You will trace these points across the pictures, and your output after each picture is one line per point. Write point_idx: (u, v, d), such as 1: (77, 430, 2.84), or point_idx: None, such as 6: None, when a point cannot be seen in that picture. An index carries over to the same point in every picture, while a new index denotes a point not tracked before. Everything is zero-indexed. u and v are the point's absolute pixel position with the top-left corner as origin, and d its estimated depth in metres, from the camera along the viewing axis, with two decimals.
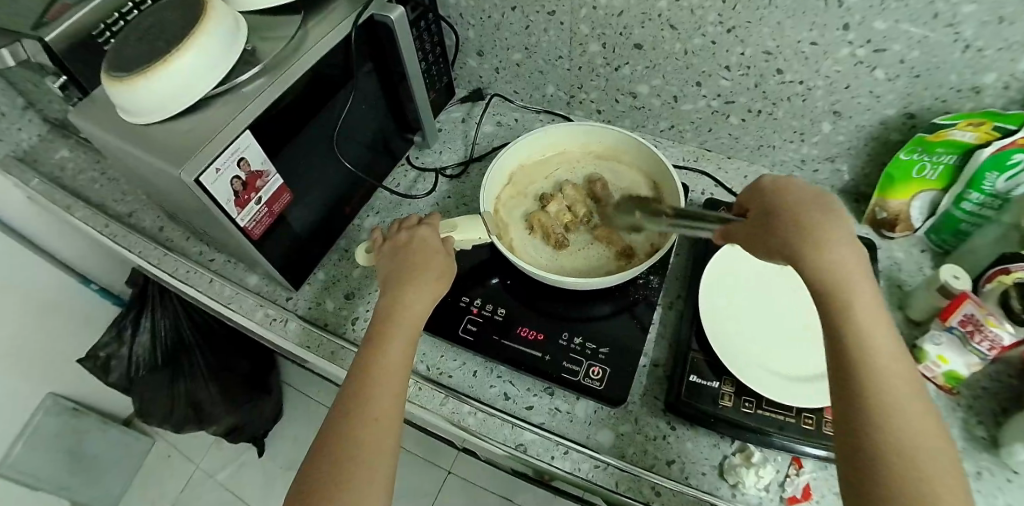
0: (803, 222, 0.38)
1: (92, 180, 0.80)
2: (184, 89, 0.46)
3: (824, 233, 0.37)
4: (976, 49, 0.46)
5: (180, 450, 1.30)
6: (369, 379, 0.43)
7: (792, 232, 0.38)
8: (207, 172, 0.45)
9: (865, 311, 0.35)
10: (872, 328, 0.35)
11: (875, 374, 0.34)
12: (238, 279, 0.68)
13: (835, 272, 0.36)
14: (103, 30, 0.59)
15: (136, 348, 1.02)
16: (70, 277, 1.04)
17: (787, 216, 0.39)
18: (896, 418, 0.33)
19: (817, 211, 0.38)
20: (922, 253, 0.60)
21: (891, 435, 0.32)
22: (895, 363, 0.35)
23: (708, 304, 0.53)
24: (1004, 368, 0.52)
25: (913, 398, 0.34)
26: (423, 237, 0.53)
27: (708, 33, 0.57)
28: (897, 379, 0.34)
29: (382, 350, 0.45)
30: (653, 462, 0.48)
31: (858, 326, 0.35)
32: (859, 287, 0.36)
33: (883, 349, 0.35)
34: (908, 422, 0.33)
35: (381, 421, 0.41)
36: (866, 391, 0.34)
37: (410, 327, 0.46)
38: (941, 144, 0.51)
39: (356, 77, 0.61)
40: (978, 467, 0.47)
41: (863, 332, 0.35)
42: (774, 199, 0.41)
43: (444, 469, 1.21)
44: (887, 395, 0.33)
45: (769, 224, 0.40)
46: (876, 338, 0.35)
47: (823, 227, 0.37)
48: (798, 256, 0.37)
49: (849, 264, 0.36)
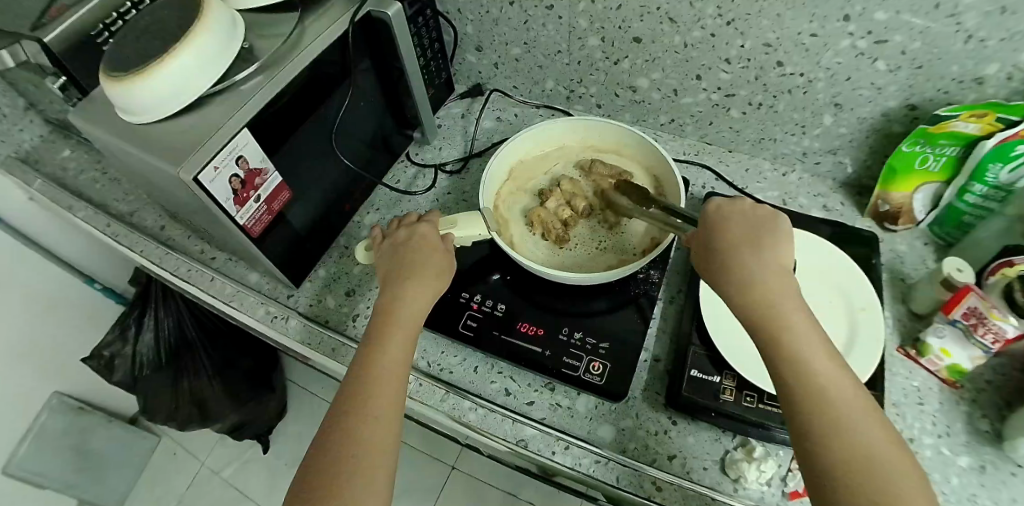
0: (731, 262, 0.41)
1: (94, 179, 0.80)
2: (183, 83, 0.46)
3: (748, 271, 0.40)
4: (978, 39, 0.46)
5: (185, 447, 1.31)
6: (362, 380, 0.43)
7: (727, 262, 0.41)
8: (204, 170, 0.45)
9: (802, 330, 0.37)
10: (808, 343, 0.36)
11: (817, 393, 0.34)
12: (239, 277, 0.68)
13: (762, 303, 0.38)
14: (102, 31, 0.60)
15: (139, 347, 1.02)
16: (75, 277, 1.05)
17: (719, 253, 0.42)
18: (843, 427, 0.33)
19: (747, 245, 0.41)
20: (926, 246, 0.59)
21: (840, 453, 0.33)
22: (835, 377, 0.35)
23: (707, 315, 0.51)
24: (1007, 362, 0.51)
25: (862, 411, 0.34)
26: (423, 234, 0.52)
27: (708, 26, 0.56)
28: (839, 391, 0.35)
29: (375, 352, 0.44)
30: (654, 457, 0.48)
31: (797, 343, 0.36)
32: (791, 311, 0.38)
33: (821, 363, 0.36)
34: (853, 434, 0.33)
35: (381, 418, 0.41)
36: (809, 412, 0.34)
37: (411, 325, 0.46)
38: (944, 136, 0.50)
39: (354, 74, 0.60)
40: (981, 461, 0.47)
41: (802, 356, 0.36)
42: (716, 229, 0.43)
43: (449, 465, 1.22)
44: (833, 410, 0.34)
45: (711, 260, 0.42)
46: (815, 360, 0.36)
47: (744, 263, 0.40)
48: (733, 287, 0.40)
49: (775, 292, 0.38)
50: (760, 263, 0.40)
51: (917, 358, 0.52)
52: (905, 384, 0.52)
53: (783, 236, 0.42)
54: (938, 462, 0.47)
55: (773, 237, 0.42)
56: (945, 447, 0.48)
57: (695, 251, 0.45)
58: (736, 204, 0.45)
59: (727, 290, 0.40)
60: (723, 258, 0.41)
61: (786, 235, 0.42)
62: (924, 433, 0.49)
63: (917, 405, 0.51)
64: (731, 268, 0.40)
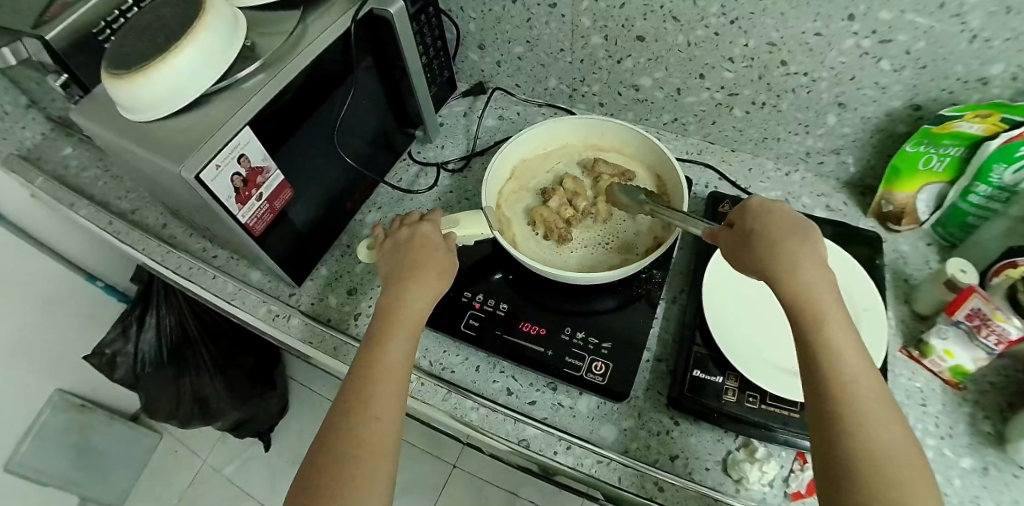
0: (774, 250, 0.40)
1: (95, 177, 0.80)
2: (188, 80, 0.47)
3: (790, 261, 0.39)
4: (983, 39, 0.45)
5: (187, 446, 1.31)
6: (373, 376, 0.43)
7: (766, 256, 0.40)
8: (207, 169, 0.45)
9: (839, 328, 0.37)
10: (843, 341, 0.36)
11: (846, 385, 0.34)
12: (240, 275, 0.68)
13: (802, 291, 0.38)
14: (104, 27, 0.60)
15: (140, 344, 1.02)
16: (78, 275, 1.06)
17: (762, 239, 0.41)
18: (866, 428, 0.33)
19: (790, 239, 0.41)
20: (928, 246, 0.59)
21: (863, 445, 0.33)
22: (865, 372, 0.35)
23: (710, 317, 0.51)
24: (1010, 363, 0.51)
25: (887, 409, 0.34)
26: (423, 233, 0.52)
27: (712, 25, 0.56)
28: (866, 392, 0.34)
29: (386, 348, 0.44)
30: (656, 458, 0.48)
31: (831, 341, 0.36)
32: (830, 305, 0.38)
33: (855, 365, 0.35)
34: (876, 429, 0.33)
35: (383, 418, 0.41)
36: (837, 407, 0.34)
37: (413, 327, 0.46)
38: (947, 136, 0.50)
39: (356, 72, 0.60)
40: (984, 463, 0.47)
41: (836, 348, 0.36)
42: (757, 222, 0.43)
43: (449, 463, 1.22)
44: (858, 406, 0.34)
45: (747, 253, 0.42)
46: (848, 352, 0.36)
47: (791, 254, 0.39)
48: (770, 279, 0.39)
49: (814, 284, 0.38)
50: (803, 258, 0.39)
51: (920, 359, 0.52)
52: (907, 385, 0.52)
53: (822, 235, 0.42)
54: (941, 463, 0.47)
55: (814, 236, 0.41)
56: (948, 449, 0.48)
57: (727, 244, 0.44)
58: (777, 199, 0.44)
59: (766, 276, 0.40)
60: (767, 245, 0.41)
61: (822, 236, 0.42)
62: (927, 434, 0.49)
63: (919, 406, 0.51)
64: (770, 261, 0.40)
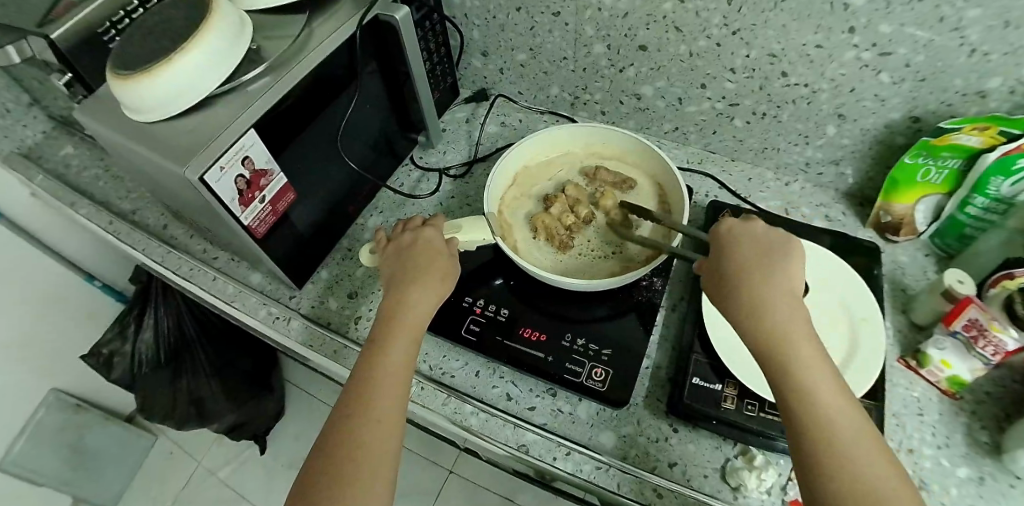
0: (745, 285, 0.41)
1: (97, 177, 0.80)
2: (196, 81, 0.47)
3: (759, 296, 0.40)
4: (981, 53, 0.46)
5: (182, 447, 1.30)
6: (374, 378, 0.43)
7: (736, 292, 0.41)
8: (210, 171, 0.45)
9: (807, 356, 0.37)
10: (815, 366, 0.37)
11: (819, 406, 0.35)
12: (241, 277, 0.68)
13: (773, 323, 0.39)
14: (109, 27, 0.60)
15: (140, 346, 1.01)
16: (74, 274, 1.04)
17: (733, 274, 0.42)
18: (842, 450, 0.34)
19: (759, 269, 0.41)
20: (926, 257, 0.60)
21: (840, 470, 0.33)
22: (835, 395, 0.36)
23: (710, 325, 0.51)
24: (1007, 373, 0.52)
25: (861, 427, 0.35)
26: (428, 237, 0.52)
27: (713, 35, 0.57)
28: (841, 412, 0.35)
29: (387, 351, 0.45)
30: (655, 464, 0.49)
31: (801, 368, 0.37)
32: (801, 337, 0.38)
33: (826, 391, 0.36)
34: (851, 450, 0.34)
35: (382, 421, 0.41)
36: (814, 432, 0.35)
37: (411, 330, 0.46)
38: (946, 148, 0.51)
39: (360, 76, 0.61)
40: (980, 472, 0.47)
41: (808, 377, 0.36)
42: (727, 254, 0.44)
43: (445, 468, 1.22)
44: (835, 431, 0.34)
45: (721, 286, 0.42)
46: (819, 379, 0.37)
47: (758, 285, 0.40)
48: (738, 311, 0.40)
49: (788, 319, 0.39)
50: (771, 289, 0.40)
51: (917, 369, 0.53)
52: (904, 394, 0.52)
53: (794, 256, 0.43)
54: (938, 473, 0.48)
55: (783, 262, 0.42)
56: (944, 458, 0.48)
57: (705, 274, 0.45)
58: (752, 227, 0.45)
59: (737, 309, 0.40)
60: (738, 278, 0.41)
61: (792, 260, 0.42)
62: (924, 444, 0.49)
63: (916, 416, 0.51)
64: (739, 298, 0.40)
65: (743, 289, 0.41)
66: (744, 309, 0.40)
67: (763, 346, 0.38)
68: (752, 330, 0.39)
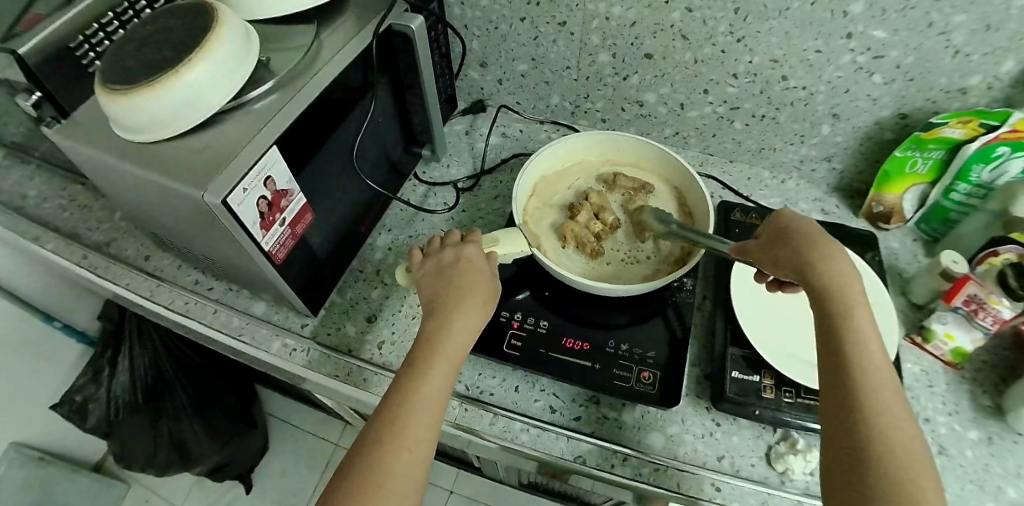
0: (815, 243, 0.40)
1: (61, 208, 0.72)
2: (202, 98, 0.44)
3: (828, 258, 0.39)
4: (965, 54, 0.51)
5: (159, 493, 1.18)
6: (409, 404, 0.41)
7: (805, 249, 0.40)
8: (233, 192, 0.42)
9: (865, 320, 0.37)
10: (870, 334, 0.36)
11: (867, 368, 0.35)
12: (244, 307, 0.64)
13: (839, 283, 0.38)
14: (82, 42, 0.55)
15: (115, 391, 0.94)
16: (33, 316, 0.96)
17: (801, 236, 0.42)
18: (881, 412, 0.33)
19: (830, 237, 0.41)
20: (915, 243, 0.65)
21: (876, 427, 0.32)
22: (884, 364, 0.35)
23: (743, 320, 0.53)
24: (999, 342, 0.57)
25: (900, 399, 0.34)
26: (469, 256, 0.51)
27: (719, 42, 0.59)
28: (885, 380, 0.34)
29: (427, 377, 0.43)
30: (704, 459, 0.50)
31: (858, 329, 0.36)
32: (861, 303, 0.37)
33: (876, 357, 0.35)
34: (887, 415, 0.33)
35: (414, 452, 0.39)
36: (859, 389, 0.34)
37: (455, 358, 0.44)
38: (932, 141, 0.56)
39: (373, 89, 0.59)
40: (988, 433, 0.52)
41: (862, 340, 0.36)
42: (793, 222, 0.43)
43: (444, 490, 1.19)
44: (878, 395, 0.34)
45: (790, 245, 0.42)
46: (871, 345, 0.36)
47: (830, 248, 0.40)
48: (806, 264, 0.40)
49: (853, 284, 0.38)
50: (841, 255, 0.39)
51: (923, 345, 0.57)
52: (914, 369, 0.56)
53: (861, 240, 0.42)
54: (955, 439, 0.52)
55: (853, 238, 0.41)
56: (957, 424, 0.53)
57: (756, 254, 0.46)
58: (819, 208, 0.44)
59: (805, 262, 0.40)
60: (807, 238, 0.41)
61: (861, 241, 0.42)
62: (940, 414, 0.53)
63: (927, 389, 0.55)
64: (807, 252, 0.40)
65: (812, 246, 0.40)
66: (811, 263, 0.39)
67: (826, 299, 0.38)
68: (817, 284, 0.39)
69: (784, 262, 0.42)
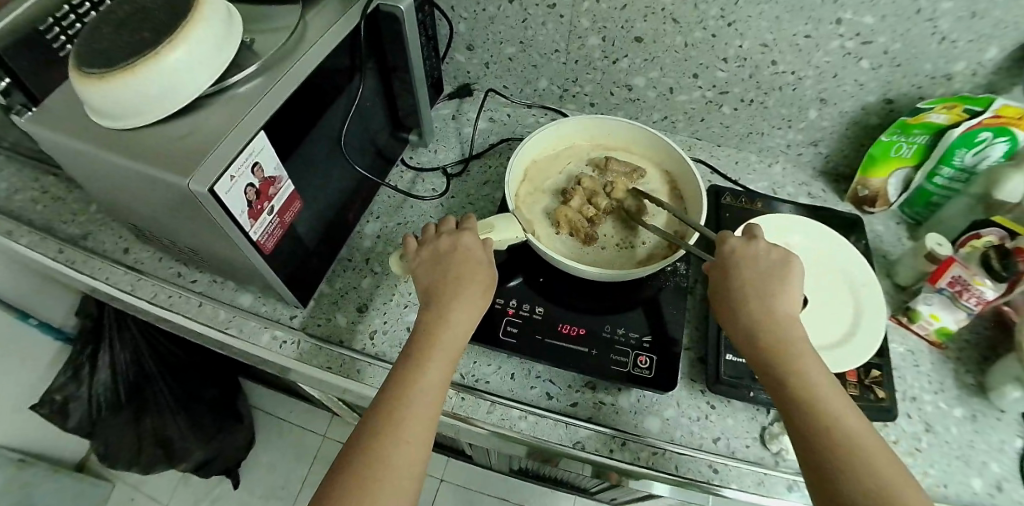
0: (743, 287, 0.45)
1: (32, 200, 0.69)
2: (183, 82, 0.43)
3: (754, 300, 0.44)
4: (950, 40, 0.52)
5: (143, 492, 1.16)
6: (406, 398, 0.41)
7: (736, 294, 0.45)
8: (220, 180, 0.41)
9: (799, 352, 0.42)
10: (807, 363, 0.41)
11: (814, 396, 0.39)
12: (230, 300, 0.62)
13: (768, 323, 0.43)
14: (52, 25, 0.52)
15: (96, 389, 0.92)
16: (6, 313, 0.92)
17: (733, 279, 0.46)
18: (840, 434, 0.37)
19: (756, 276, 0.46)
20: (899, 225, 0.66)
21: (842, 450, 0.36)
22: (828, 388, 0.40)
23: None
24: (981, 322, 0.59)
25: (853, 416, 0.38)
26: (466, 243, 0.50)
27: (710, 27, 0.59)
28: (834, 403, 0.39)
29: (422, 370, 0.42)
30: (701, 442, 0.50)
31: (794, 362, 0.41)
32: (793, 337, 0.42)
33: (818, 383, 0.40)
34: (848, 436, 0.37)
35: (413, 444, 0.39)
36: (813, 417, 0.38)
37: (451, 349, 0.44)
38: (918, 126, 0.57)
39: (360, 73, 0.58)
40: (972, 411, 0.54)
41: (803, 371, 0.40)
42: (723, 260, 0.48)
43: (435, 478, 1.19)
44: (832, 420, 0.38)
45: (723, 291, 0.47)
46: (812, 374, 0.40)
47: (756, 289, 0.45)
48: (739, 310, 0.45)
49: (780, 320, 0.43)
50: (767, 294, 0.45)
51: (908, 325, 0.58)
52: (900, 349, 0.58)
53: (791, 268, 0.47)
54: (940, 416, 0.53)
55: (779, 271, 0.46)
56: (942, 402, 0.54)
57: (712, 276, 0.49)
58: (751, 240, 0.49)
59: (739, 308, 0.45)
60: (737, 282, 0.46)
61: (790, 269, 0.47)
62: (925, 392, 0.55)
63: (912, 368, 0.56)
64: (738, 297, 0.45)
65: (741, 292, 0.45)
66: (742, 309, 0.45)
67: (762, 341, 0.43)
68: (749, 329, 0.44)
69: (722, 307, 0.47)
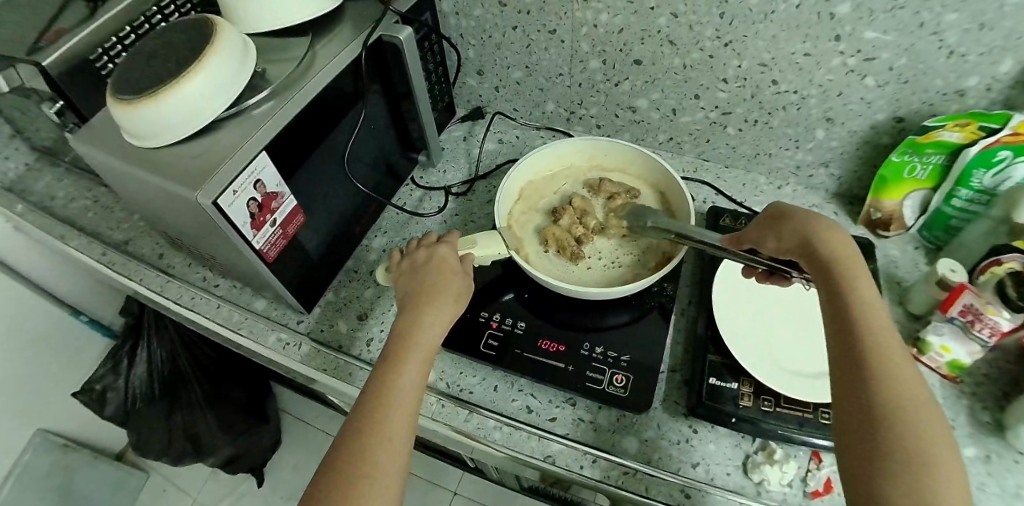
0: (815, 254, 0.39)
1: (85, 208, 0.78)
2: (203, 107, 0.47)
3: (829, 268, 0.38)
4: (959, 54, 0.49)
5: (175, 484, 1.24)
6: (387, 398, 0.42)
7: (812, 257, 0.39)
8: (223, 195, 0.45)
9: (873, 326, 0.35)
10: (878, 336, 0.35)
11: (885, 378, 0.33)
12: (246, 304, 0.67)
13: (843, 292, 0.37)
14: (101, 54, 0.59)
15: (132, 380, 1.00)
16: (61, 310, 1.03)
17: (805, 244, 0.40)
18: (903, 422, 0.31)
19: (822, 239, 0.40)
20: (916, 250, 0.63)
21: (904, 443, 0.31)
22: (902, 369, 0.34)
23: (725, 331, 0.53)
24: (1002, 355, 0.54)
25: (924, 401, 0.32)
26: (443, 255, 0.52)
27: (707, 47, 0.59)
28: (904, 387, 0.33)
29: (400, 371, 0.43)
30: (679, 466, 0.49)
31: (868, 340, 0.35)
32: (866, 308, 0.36)
33: (891, 363, 0.34)
34: (916, 424, 0.31)
35: (395, 442, 0.40)
36: (882, 406, 0.32)
37: (426, 350, 0.45)
38: (930, 146, 0.54)
39: (365, 97, 0.61)
40: (987, 451, 0.50)
41: (876, 348, 0.34)
42: (787, 224, 0.42)
43: (449, 490, 1.20)
44: (898, 408, 0.32)
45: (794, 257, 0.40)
46: (885, 352, 0.34)
47: (829, 256, 0.39)
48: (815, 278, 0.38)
49: (856, 290, 0.37)
50: (839, 261, 0.38)
51: (919, 357, 0.55)
52: None
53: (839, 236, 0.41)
54: None
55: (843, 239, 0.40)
56: (953, 439, 0.50)
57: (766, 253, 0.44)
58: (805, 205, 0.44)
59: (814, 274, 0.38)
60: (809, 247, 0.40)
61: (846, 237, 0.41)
62: None
63: None
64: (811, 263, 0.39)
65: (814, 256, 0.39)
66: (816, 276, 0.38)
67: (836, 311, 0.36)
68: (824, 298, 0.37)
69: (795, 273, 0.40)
